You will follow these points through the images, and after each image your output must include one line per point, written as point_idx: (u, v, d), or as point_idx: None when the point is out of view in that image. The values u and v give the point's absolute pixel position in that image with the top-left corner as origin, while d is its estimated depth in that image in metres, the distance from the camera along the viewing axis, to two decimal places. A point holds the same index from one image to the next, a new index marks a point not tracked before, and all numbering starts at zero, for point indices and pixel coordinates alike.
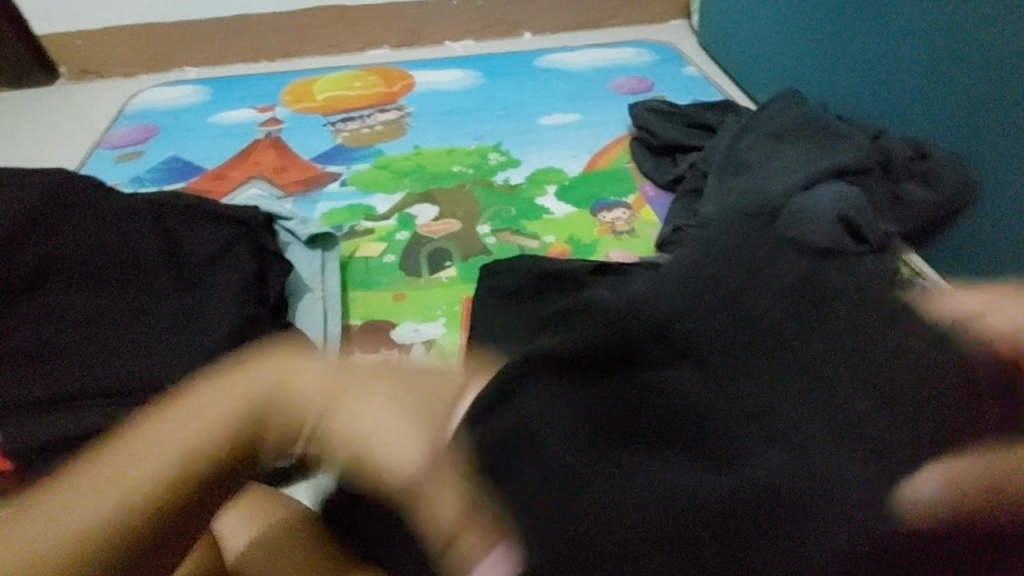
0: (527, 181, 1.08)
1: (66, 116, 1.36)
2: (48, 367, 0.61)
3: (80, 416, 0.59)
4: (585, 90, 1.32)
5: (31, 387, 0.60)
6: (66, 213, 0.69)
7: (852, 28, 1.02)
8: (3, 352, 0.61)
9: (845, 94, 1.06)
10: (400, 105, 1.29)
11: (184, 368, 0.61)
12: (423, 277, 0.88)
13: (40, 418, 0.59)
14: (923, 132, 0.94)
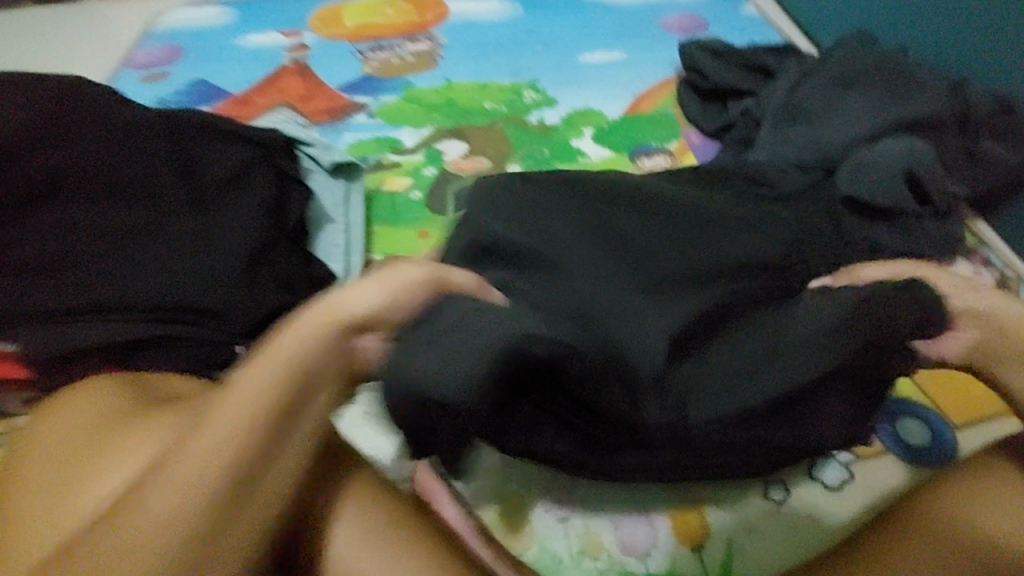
0: (563, 122, 1.01)
1: (94, 34, 1.32)
2: (63, 277, 0.60)
3: (94, 329, 0.58)
4: (630, 28, 1.24)
5: (47, 293, 0.59)
6: (76, 122, 0.66)
7: None
8: (23, 257, 0.60)
9: (923, 38, 0.96)
10: (433, 36, 1.22)
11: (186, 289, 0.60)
12: (449, 215, 0.85)
13: (60, 324, 0.59)
14: (1012, 85, 0.84)
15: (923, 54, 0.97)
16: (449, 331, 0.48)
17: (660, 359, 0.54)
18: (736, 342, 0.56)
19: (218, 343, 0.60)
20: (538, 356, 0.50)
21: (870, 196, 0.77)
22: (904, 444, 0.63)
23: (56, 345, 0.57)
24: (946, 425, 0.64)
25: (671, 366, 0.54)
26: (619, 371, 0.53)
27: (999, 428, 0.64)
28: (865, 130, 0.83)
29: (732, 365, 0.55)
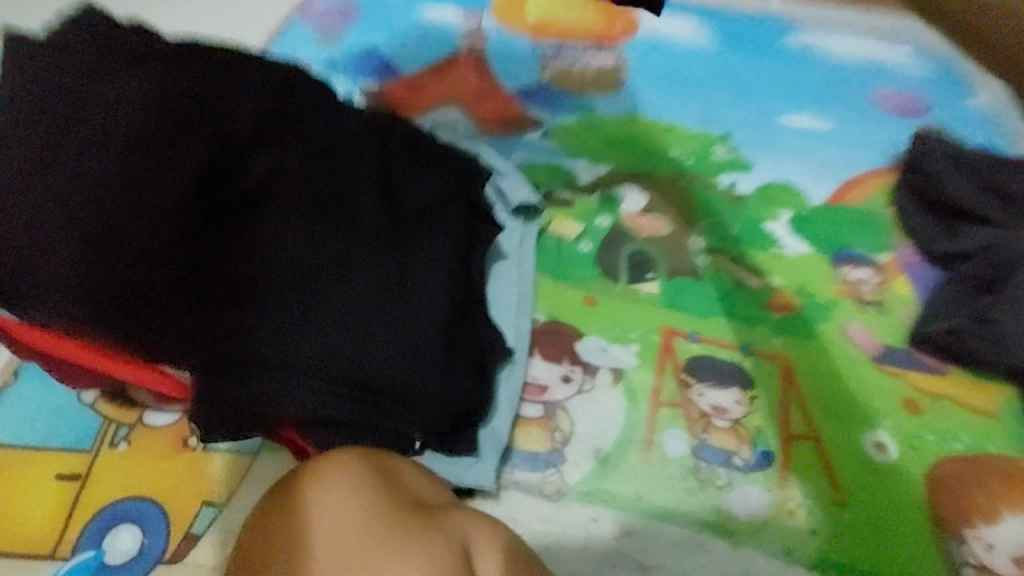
0: (756, 195, 0.89)
1: None
2: (232, 312, 0.49)
3: (272, 378, 0.48)
4: (840, 94, 1.09)
5: (221, 333, 0.48)
6: (265, 111, 0.55)
7: None
8: (189, 277, 0.49)
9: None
10: (620, 51, 1.10)
11: (182, 126, 0.52)
12: (620, 284, 0.75)
13: (227, 366, 0.48)
14: None
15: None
16: (394, 131, 0.61)
17: (374, 130, 0.59)
18: (412, 131, 0.62)
19: (396, 428, 0.50)
20: (272, 90, 0.56)
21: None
22: None
23: (228, 392, 0.48)
24: None
25: (367, 121, 0.60)
26: (377, 129, 0.60)
27: None
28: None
29: (399, 154, 0.59)
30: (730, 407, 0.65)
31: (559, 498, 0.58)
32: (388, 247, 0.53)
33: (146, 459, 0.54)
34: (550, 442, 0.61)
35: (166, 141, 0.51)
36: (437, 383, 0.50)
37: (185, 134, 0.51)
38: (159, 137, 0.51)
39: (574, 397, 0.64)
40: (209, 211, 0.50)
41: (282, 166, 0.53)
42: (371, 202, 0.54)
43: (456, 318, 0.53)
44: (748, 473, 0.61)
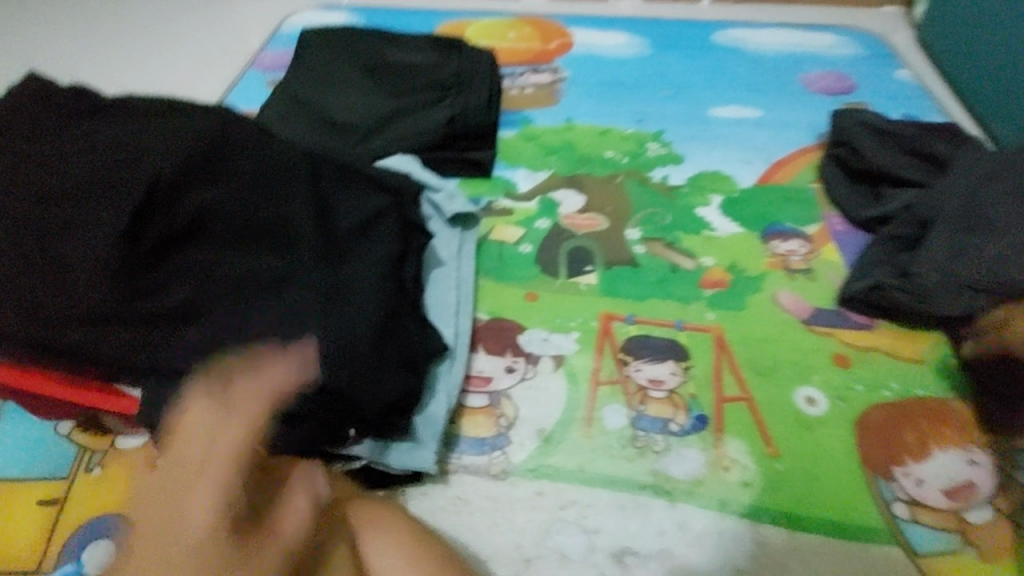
0: (688, 185, 0.94)
1: (218, 28, 1.30)
2: (180, 333, 0.56)
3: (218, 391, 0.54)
4: (768, 83, 1.15)
5: (170, 351, 0.55)
6: (196, 151, 0.60)
7: None
8: (136, 308, 0.55)
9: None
10: (556, 68, 1.17)
11: (116, 171, 0.58)
12: (560, 279, 0.80)
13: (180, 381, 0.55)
14: None
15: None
16: (322, 160, 0.67)
17: (303, 159, 0.65)
18: (341, 161, 0.69)
19: (333, 422, 0.55)
20: (201, 132, 0.62)
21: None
22: None
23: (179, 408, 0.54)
24: None
25: (295, 150, 0.65)
26: (304, 158, 0.65)
27: None
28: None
29: (330, 182, 0.65)
30: (667, 379, 0.69)
31: (505, 477, 0.62)
32: (318, 265, 0.59)
33: (119, 477, 0.60)
34: (495, 428, 0.65)
35: (105, 192, 0.57)
36: (366, 383, 0.55)
37: (121, 182, 0.58)
38: (99, 189, 0.57)
39: (517, 384, 0.69)
40: (150, 249, 0.57)
41: (216, 203, 0.60)
42: (305, 227, 0.61)
43: (386, 319, 0.58)
44: (685, 437, 0.65)
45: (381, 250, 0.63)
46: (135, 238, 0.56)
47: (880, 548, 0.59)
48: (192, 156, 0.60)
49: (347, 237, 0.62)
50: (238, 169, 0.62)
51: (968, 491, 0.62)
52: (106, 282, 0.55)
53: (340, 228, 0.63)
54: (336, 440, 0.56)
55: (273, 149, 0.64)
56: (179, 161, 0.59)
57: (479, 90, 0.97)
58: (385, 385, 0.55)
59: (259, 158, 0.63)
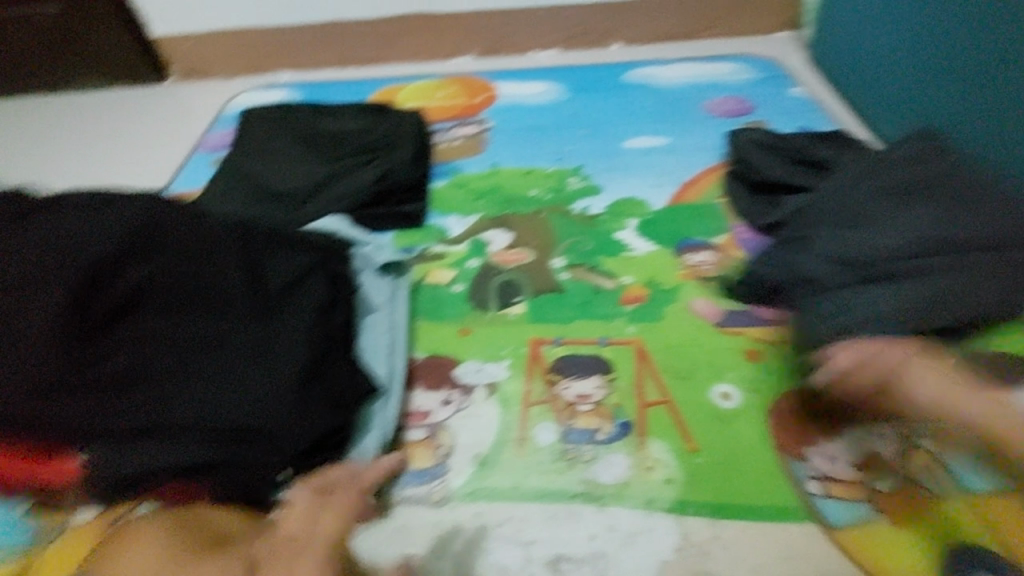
0: (607, 212, 1.02)
1: (167, 117, 1.38)
2: (124, 399, 0.60)
3: (160, 446, 0.60)
4: (677, 112, 1.25)
5: (116, 416, 0.60)
6: (130, 232, 0.66)
7: (984, 72, 0.92)
8: (80, 379, 0.60)
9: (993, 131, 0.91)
10: (482, 120, 1.26)
11: (54, 257, 0.63)
12: (491, 311, 0.86)
13: (129, 441, 0.60)
14: None
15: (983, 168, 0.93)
16: (253, 227, 0.72)
17: (234, 229, 0.71)
18: (271, 226, 0.74)
19: (266, 463, 0.60)
20: (135, 215, 0.67)
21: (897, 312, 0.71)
22: None
23: (129, 464, 0.60)
24: None
25: (226, 221, 0.71)
26: (235, 227, 0.71)
27: None
28: (914, 233, 0.75)
29: (260, 245, 0.71)
30: (593, 393, 0.74)
31: (446, 503, 0.65)
32: (251, 325, 0.64)
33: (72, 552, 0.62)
34: (434, 458, 0.69)
35: (43, 277, 0.62)
36: (296, 424, 0.60)
37: (59, 266, 0.62)
38: (37, 276, 0.62)
39: (453, 415, 0.73)
40: (90, 325, 0.61)
41: (152, 277, 0.65)
42: (237, 290, 0.66)
43: (315, 363, 0.63)
44: (612, 443, 0.69)
45: (310, 303, 0.68)
46: (72, 316, 0.60)
47: (799, 527, 0.63)
48: (126, 236, 0.65)
49: (278, 297, 0.67)
50: (171, 245, 0.67)
51: (876, 462, 0.67)
52: (44, 358, 0.58)
53: (271, 288, 0.68)
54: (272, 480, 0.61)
55: (204, 222, 0.70)
56: (114, 243, 0.64)
57: (406, 148, 1.05)
58: (314, 424, 0.61)
59: (191, 232, 0.68)
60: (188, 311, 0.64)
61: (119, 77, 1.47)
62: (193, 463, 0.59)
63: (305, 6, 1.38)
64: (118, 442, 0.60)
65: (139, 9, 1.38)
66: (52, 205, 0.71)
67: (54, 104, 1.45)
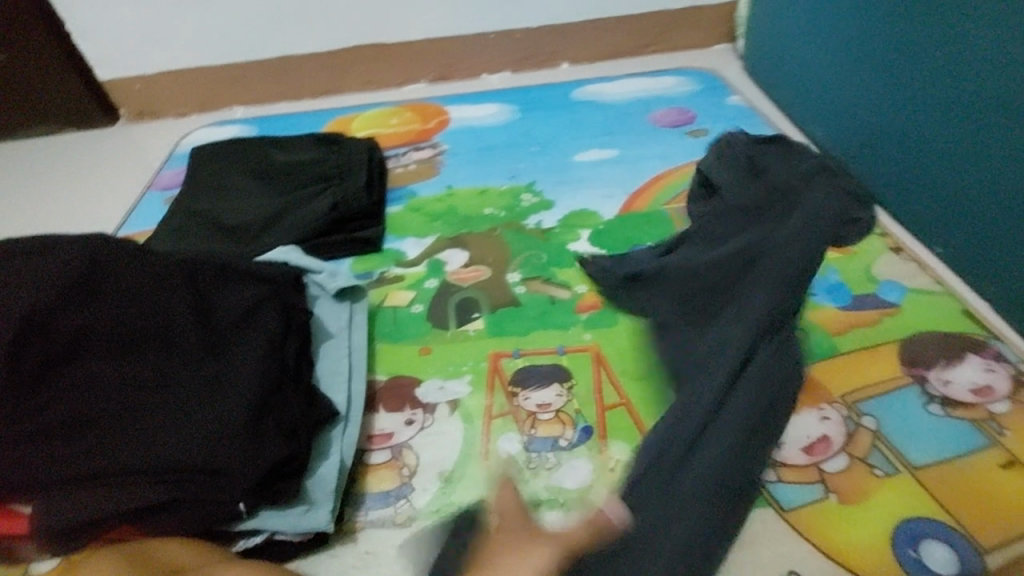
0: (559, 225, 1.05)
1: (119, 159, 1.37)
2: (70, 444, 0.59)
3: (110, 489, 0.58)
4: (623, 125, 1.30)
5: (60, 463, 0.59)
6: (74, 276, 0.66)
7: (895, 76, 0.98)
8: (26, 429, 0.59)
9: (925, 126, 0.93)
10: (437, 144, 1.29)
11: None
12: (450, 329, 0.87)
13: (73, 488, 0.58)
14: (949, 189, 0.91)
15: (913, 166, 0.96)
16: (200, 263, 0.72)
17: (180, 266, 0.70)
18: (220, 260, 0.74)
19: (220, 501, 0.59)
20: (77, 258, 0.67)
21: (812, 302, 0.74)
22: (920, 556, 0.62)
23: (76, 512, 0.58)
24: (968, 539, 0.62)
25: (173, 259, 0.71)
26: (182, 263, 0.71)
27: None
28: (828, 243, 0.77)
29: (207, 281, 0.71)
30: (553, 401, 0.76)
31: (412, 522, 0.66)
32: (199, 362, 0.64)
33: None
34: (399, 478, 0.70)
35: None
36: (246, 458, 0.59)
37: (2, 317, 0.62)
38: None
39: (416, 434, 0.74)
40: (35, 372, 0.61)
41: (97, 320, 0.64)
42: (184, 328, 0.66)
43: (267, 393, 0.63)
44: (575, 448, 0.71)
45: (260, 336, 0.68)
46: (17, 366, 0.60)
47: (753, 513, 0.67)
48: (69, 282, 0.65)
49: (226, 332, 0.67)
50: (115, 286, 0.67)
51: (824, 445, 0.71)
52: None
53: (219, 324, 0.68)
54: (227, 515, 0.59)
55: (149, 260, 0.70)
56: (56, 289, 0.64)
57: (358, 176, 1.06)
58: (265, 457, 0.59)
59: (137, 272, 0.68)
60: (134, 353, 0.64)
61: (69, 121, 1.45)
62: (143, 505, 0.58)
63: (254, 42, 1.39)
64: (60, 490, 0.58)
65: (86, 53, 1.38)
66: None
67: (2, 152, 1.43)
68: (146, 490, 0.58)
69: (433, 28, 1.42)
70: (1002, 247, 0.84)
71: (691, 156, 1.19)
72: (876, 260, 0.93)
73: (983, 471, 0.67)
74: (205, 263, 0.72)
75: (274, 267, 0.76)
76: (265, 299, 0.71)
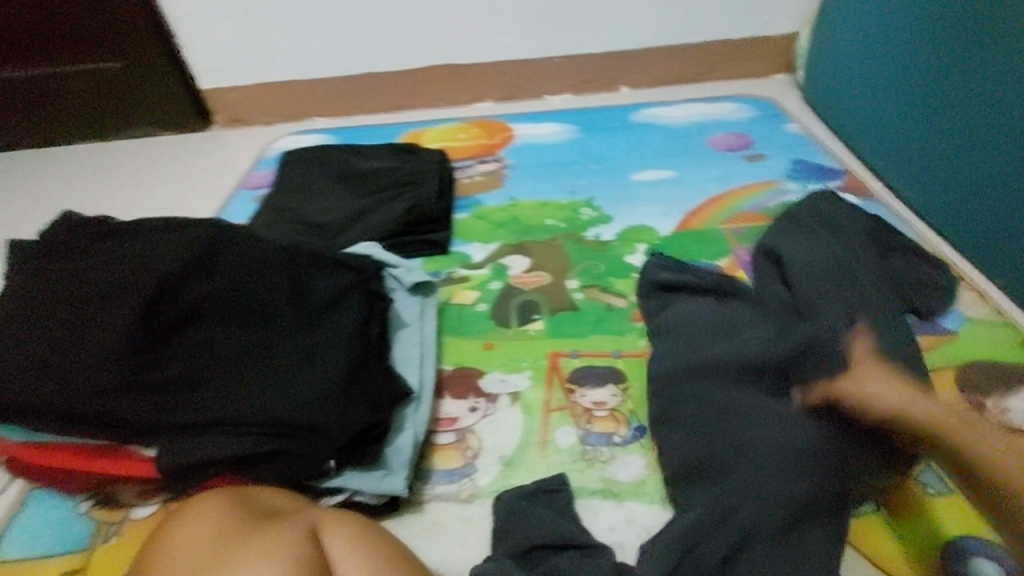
0: (617, 238, 1.10)
1: (213, 159, 1.51)
2: (189, 397, 0.69)
3: (220, 439, 0.67)
4: (680, 147, 1.35)
5: (181, 413, 0.68)
6: (195, 255, 0.75)
7: (966, 109, 0.98)
8: (154, 381, 0.69)
9: (999, 158, 0.93)
10: (501, 158, 1.37)
11: (130, 277, 0.72)
12: (512, 327, 0.93)
13: (190, 434, 0.68)
14: (1021, 221, 0.90)
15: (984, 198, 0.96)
16: (298, 250, 0.80)
17: (282, 252, 0.79)
18: (313, 248, 0.82)
19: (312, 457, 0.67)
20: (198, 239, 0.76)
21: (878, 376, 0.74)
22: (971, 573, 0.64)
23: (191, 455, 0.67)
24: None
25: (275, 245, 0.80)
26: (283, 250, 0.80)
27: None
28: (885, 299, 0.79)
29: (304, 267, 0.79)
30: (609, 400, 0.80)
31: (474, 499, 0.72)
32: (297, 336, 0.73)
33: (123, 549, 0.72)
34: (463, 459, 0.76)
35: (123, 295, 0.71)
36: (336, 421, 0.67)
37: (136, 285, 0.72)
38: (118, 293, 0.71)
39: (479, 420, 0.80)
40: (163, 335, 0.71)
41: (213, 294, 0.74)
42: (285, 306, 0.74)
43: (353, 368, 0.71)
44: (628, 445, 0.76)
45: (349, 318, 0.76)
46: (149, 328, 0.70)
47: None
48: (192, 260, 0.75)
49: (320, 313, 0.76)
50: (228, 266, 0.76)
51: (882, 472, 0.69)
52: (128, 362, 0.68)
53: (314, 305, 0.76)
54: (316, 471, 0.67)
55: (256, 245, 0.79)
56: (180, 265, 0.74)
57: (431, 183, 1.15)
58: (352, 422, 0.67)
59: (247, 255, 0.77)
60: (242, 324, 0.73)
61: (170, 124, 1.61)
62: (248, 454, 0.67)
63: (339, 60, 1.52)
64: (179, 435, 0.68)
65: (192, 64, 1.54)
66: (128, 232, 0.80)
67: (113, 149, 1.60)
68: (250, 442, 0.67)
69: (502, 51, 1.51)
70: None
71: (748, 179, 1.22)
72: None
73: None
74: (301, 251, 0.80)
75: (358, 258, 0.84)
76: (353, 286, 0.79)
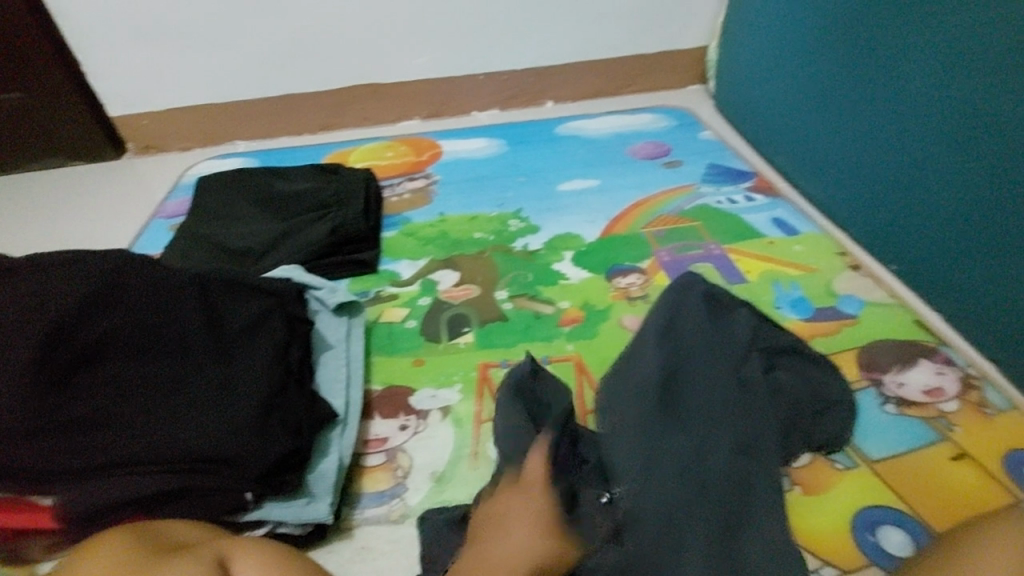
0: (545, 247, 1.12)
1: (126, 189, 1.44)
2: (92, 438, 0.64)
3: (129, 479, 0.63)
4: (602, 157, 1.39)
5: (83, 456, 0.63)
6: (96, 287, 0.70)
7: (861, 103, 1.05)
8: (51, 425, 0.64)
9: (892, 147, 1.00)
10: (429, 174, 1.37)
11: (23, 315, 0.67)
12: (442, 342, 0.92)
13: (94, 478, 0.63)
14: (917, 202, 0.97)
15: (885, 183, 1.02)
16: (211, 277, 0.77)
17: (193, 278, 0.76)
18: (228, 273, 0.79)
19: (229, 490, 0.64)
20: (100, 270, 0.72)
21: (792, 387, 0.76)
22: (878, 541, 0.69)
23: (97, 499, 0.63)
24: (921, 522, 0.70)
25: (186, 272, 0.76)
26: (195, 277, 0.76)
27: (975, 509, 0.71)
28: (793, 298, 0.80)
29: (217, 293, 0.76)
30: None
31: (405, 519, 0.71)
32: (210, 366, 0.69)
33: None
34: (393, 479, 0.74)
35: (14, 334, 0.66)
36: (254, 451, 0.64)
37: (30, 323, 0.67)
38: (8, 332, 0.66)
39: (409, 438, 0.79)
40: (60, 374, 0.66)
41: (117, 328, 0.69)
42: (198, 335, 0.71)
43: (271, 395, 0.68)
44: None
45: (267, 344, 0.73)
46: (44, 366, 0.65)
47: None
48: (93, 292, 0.70)
49: (237, 340, 0.73)
50: (133, 296, 0.72)
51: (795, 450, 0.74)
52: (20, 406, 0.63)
53: (229, 332, 0.73)
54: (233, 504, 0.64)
55: (165, 273, 0.75)
56: (79, 299, 0.69)
57: (355, 202, 1.13)
58: (271, 451, 0.65)
59: (154, 284, 0.73)
60: (151, 357, 0.69)
61: (77, 154, 1.52)
62: (159, 492, 0.63)
63: (258, 82, 1.49)
64: (82, 479, 0.63)
65: (98, 91, 1.46)
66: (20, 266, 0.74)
67: (14, 184, 1.49)
68: (161, 480, 0.63)
69: (425, 69, 1.52)
70: (952, 260, 0.92)
71: (666, 185, 1.28)
72: (839, 278, 1.02)
73: (935, 462, 0.75)
74: (215, 277, 0.77)
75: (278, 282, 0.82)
76: (271, 310, 0.77)
